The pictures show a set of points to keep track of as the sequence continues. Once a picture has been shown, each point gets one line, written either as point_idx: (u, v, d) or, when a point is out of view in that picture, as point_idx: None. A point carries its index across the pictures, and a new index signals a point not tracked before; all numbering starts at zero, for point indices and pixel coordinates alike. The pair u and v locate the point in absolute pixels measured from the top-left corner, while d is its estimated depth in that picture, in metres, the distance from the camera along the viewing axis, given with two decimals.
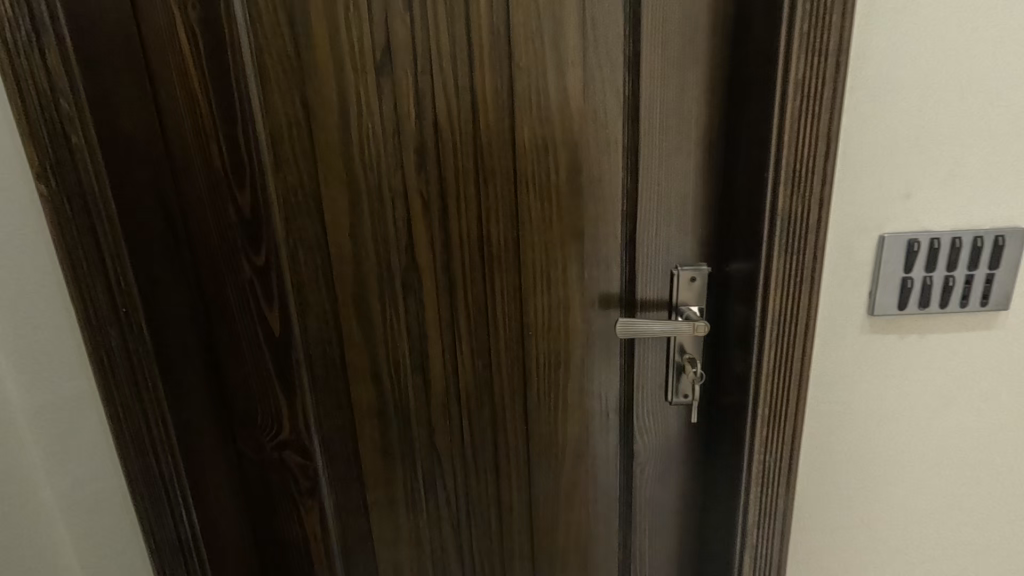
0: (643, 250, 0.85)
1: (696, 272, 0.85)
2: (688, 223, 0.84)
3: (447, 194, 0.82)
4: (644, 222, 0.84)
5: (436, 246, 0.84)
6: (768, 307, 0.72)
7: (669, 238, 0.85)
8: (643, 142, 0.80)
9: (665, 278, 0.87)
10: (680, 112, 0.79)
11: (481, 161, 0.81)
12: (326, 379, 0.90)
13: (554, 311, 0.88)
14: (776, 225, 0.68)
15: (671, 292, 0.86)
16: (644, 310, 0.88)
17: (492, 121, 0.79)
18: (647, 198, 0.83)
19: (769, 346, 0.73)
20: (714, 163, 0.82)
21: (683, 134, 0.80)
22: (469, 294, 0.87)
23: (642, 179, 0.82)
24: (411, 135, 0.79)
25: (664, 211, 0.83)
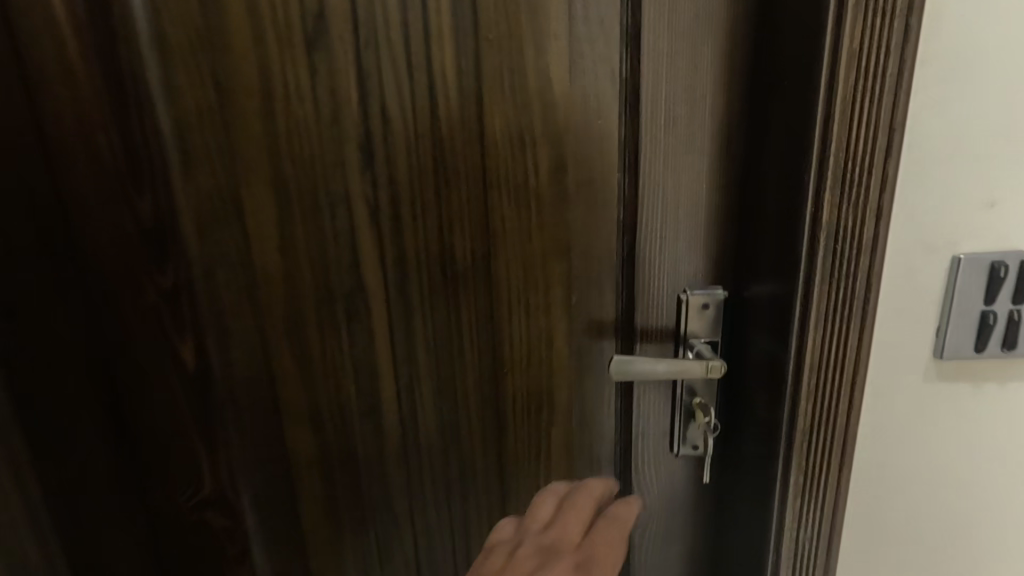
0: (645, 270, 0.69)
1: (711, 298, 0.69)
2: (700, 237, 0.68)
3: (401, 200, 0.66)
4: (646, 236, 0.68)
5: (388, 265, 0.68)
6: (804, 350, 0.56)
7: (676, 255, 0.69)
8: (645, 136, 0.64)
9: (671, 304, 0.70)
10: (690, 99, 0.64)
11: (441, 160, 0.65)
12: (256, 426, 0.74)
13: (534, 343, 0.72)
14: (818, 246, 0.52)
15: (678, 322, 0.70)
16: (646, 343, 0.72)
17: (455, 110, 0.63)
18: (649, 205, 0.67)
19: (805, 399, 0.57)
20: (732, 163, 0.66)
21: (694, 126, 0.64)
22: (430, 323, 0.71)
23: (644, 182, 0.66)
24: (353, 126, 0.63)
25: (671, 223, 0.67)
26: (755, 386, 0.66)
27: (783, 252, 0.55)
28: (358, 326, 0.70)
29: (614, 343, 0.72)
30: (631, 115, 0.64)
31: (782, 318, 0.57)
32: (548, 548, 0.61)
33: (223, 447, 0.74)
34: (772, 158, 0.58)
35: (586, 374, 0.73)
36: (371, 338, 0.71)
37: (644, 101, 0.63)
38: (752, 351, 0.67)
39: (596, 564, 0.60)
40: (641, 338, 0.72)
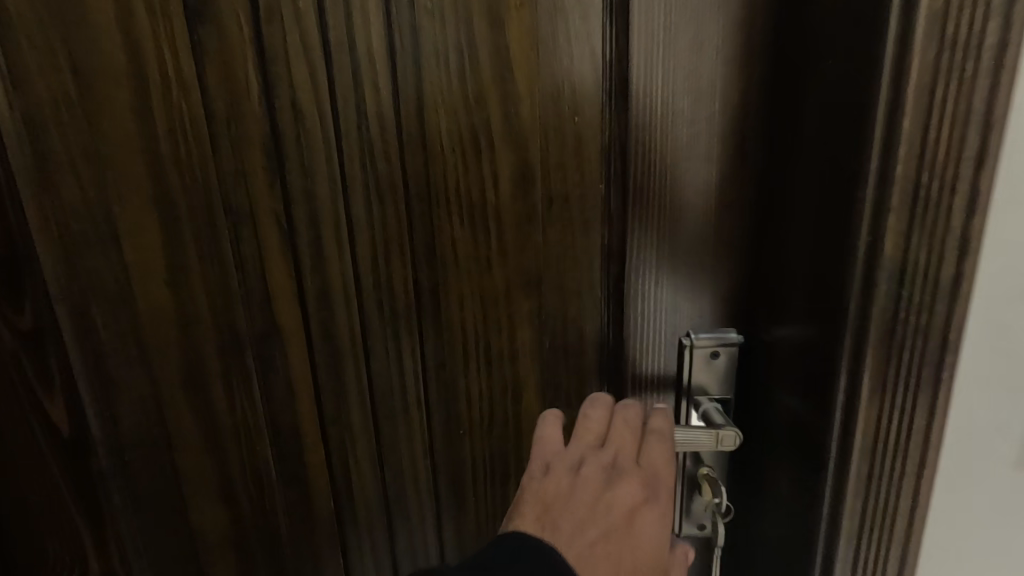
0: (637, 307, 0.54)
1: (721, 345, 0.54)
2: (705, 266, 0.53)
3: (323, 219, 0.51)
4: (636, 265, 0.53)
5: (310, 301, 0.54)
6: (854, 429, 0.41)
7: (675, 289, 0.54)
8: (635, 137, 0.49)
9: (670, 349, 0.56)
10: (696, 89, 0.48)
11: (373, 167, 0.50)
12: (153, 499, 0.59)
13: (497, 398, 0.57)
14: (878, 291, 0.38)
15: (681, 373, 0.55)
16: (640, 396, 0.57)
17: (389, 104, 0.48)
18: (640, 226, 0.52)
19: (852, 490, 0.42)
20: (747, 173, 0.51)
21: (700, 124, 0.49)
22: (367, 372, 0.56)
23: (635, 196, 0.51)
24: (256, 125, 0.49)
25: (668, 249, 0.53)
26: (770, 453, 0.51)
27: (826, 295, 0.41)
28: (275, 376, 0.56)
29: (598, 398, 0.58)
30: (616, 110, 0.49)
31: (821, 383, 0.42)
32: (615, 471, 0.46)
33: (111, 526, 0.59)
34: (805, 168, 0.43)
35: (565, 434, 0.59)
36: (292, 391, 0.56)
37: (633, 89, 0.48)
38: (767, 409, 0.52)
39: (664, 485, 0.47)
40: (633, 390, 0.57)
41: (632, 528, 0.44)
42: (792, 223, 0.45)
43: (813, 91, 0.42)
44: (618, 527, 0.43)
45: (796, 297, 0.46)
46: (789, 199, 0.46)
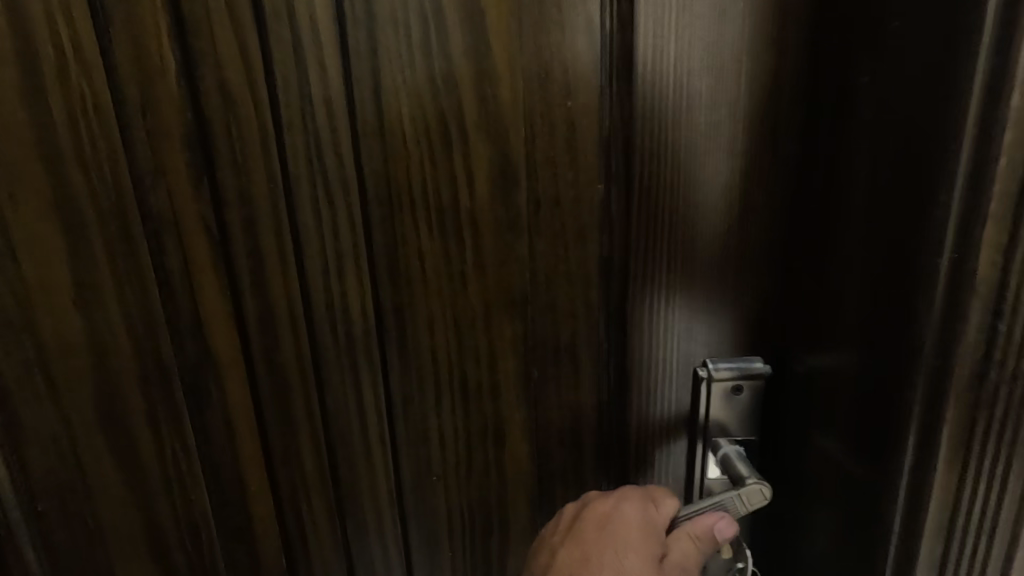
0: (642, 334, 0.45)
1: (746, 378, 0.45)
2: (726, 284, 0.44)
3: (261, 228, 0.42)
4: (643, 283, 0.44)
5: (251, 326, 0.45)
6: (929, 492, 0.33)
7: (690, 312, 0.45)
8: (643, 125, 0.40)
9: (684, 385, 0.47)
10: (716, 65, 0.39)
11: (320, 164, 0.41)
12: (71, 560, 0.50)
13: (477, 439, 0.48)
14: (968, 321, 0.30)
15: (697, 411, 0.46)
16: (645, 439, 0.48)
17: (338, 86, 0.39)
18: (649, 233, 0.43)
19: (922, 561, 0.34)
20: (777, 171, 0.42)
21: (722, 109, 0.40)
22: (321, 410, 0.47)
23: (642, 200, 0.42)
24: (176, 112, 0.40)
25: (681, 264, 0.44)
26: (803, 501, 0.44)
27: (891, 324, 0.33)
28: (212, 414, 0.47)
29: (595, 438, 0.49)
30: (619, 94, 0.40)
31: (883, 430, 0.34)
32: (574, 532, 0.43)
33: None
34: (864, 165, 0.35)
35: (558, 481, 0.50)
36: (232, 432, 0.47)
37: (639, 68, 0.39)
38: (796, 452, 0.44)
39: (626, 511, 0.43)
40: (638, 432, 0.48)
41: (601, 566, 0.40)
42: (843, 232, 0.38)
43: (877, 64, 0.34)
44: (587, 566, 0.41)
45: (845, 322, 0.38)
46: (838, 202, 0.38)
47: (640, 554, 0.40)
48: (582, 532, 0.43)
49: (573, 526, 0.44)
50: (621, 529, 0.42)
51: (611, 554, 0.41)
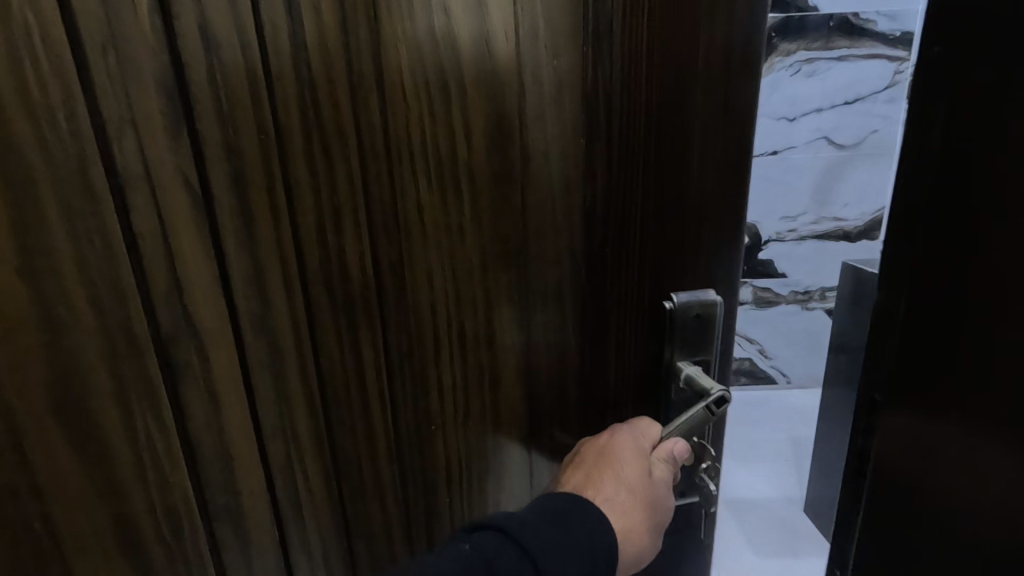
0: (625, 276, 0.51)
1: (702, 307, 0.52)
2: (690, 228, 0.50)
3: (252, 184, 0.39)
4: (619, 229, 0.49)
5: (239, 293, 0.41)
6: None
7: (660, 253, 0.50)
8: (620, 87, 0.45)
9: (653, 318, 0.53)
10: (682, 34, 0.45)
11: (317, 116, 0.39)
12: None
13: (472, 387, 0.51)
14: None
15: (665, 339, 0.53)
16: (619, 371, 0.54)
17: (335, 39, 0.38)
18: (626, 184, 0.48)
19: None
20: (735, 126, 0.48)
21: (689, 72, 0.46)
22: (318, 376, 0.45)
23: (626, 155, 0.47)
24: (146, 50, 0.34)
25: (654, 211, 0.49)
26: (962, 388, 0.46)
27: None
28: (192, 401, 0.41)
29: (577, 376, 0.54)
30: (600, 55, 0.44)
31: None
32: (578, 462, 0.51)
33: None
34: None
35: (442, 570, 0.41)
36: (219, 417, 0.42)
37: (618, 31, 0.44)
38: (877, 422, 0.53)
39: (620, 438, 0.51)
40: (614, 365, 0.54)
41: (602, 479, 0.48)
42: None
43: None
44: (591, 481, 0.49)
45: None
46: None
47: (634, 465, 0.49)
48: (583, 461, 0.51)
49: (576, 459, 0.52)
50: (618, 451, 0.50)
51: (609, 471, 0.49)
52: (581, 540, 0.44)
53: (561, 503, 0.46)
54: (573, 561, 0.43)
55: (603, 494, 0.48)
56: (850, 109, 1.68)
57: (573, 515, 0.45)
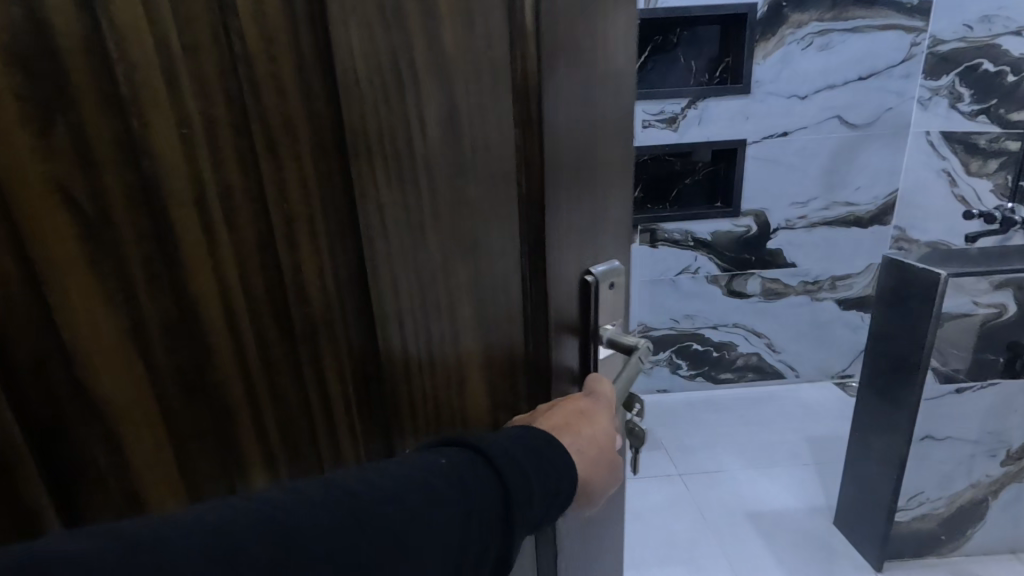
0: (555, 258, 0.50)
1: (614, 275, 0.56)
2: (597, 208, 0.54)
3: (171, 198, 0.33)
4: (553, 214, 0.48)
5: (155, 342, 0.35)
6: None
7: (580, 230, 0.52)
8: (549, 77, 0.44)
9: (579, 295, 0.54)
10: (589, 30, 0.47)
11: (256, 104, 0.34)
12: None
13: (441, 392, 0.48)
14: None
15: (590, 310, 0.55)
16: (562, 348, 0.54)
17: (285, 76, 0.35)
18: (555, 169, 0.47)
19: None
20: (620, 107, 0.53)
21: (592, 65, 0.48)
22: (271, 399, 0.41)
23: (547, 135, 0.45)
24: (1, 49, 0.27)
25: (572, 192, 0.49)
26: None
27: None
28: (84, 474, 0.35)
29: (526, 369, 0.53)
30: (518, 29, 0.42)
31: None
32: (551, 411, 0.51)
33: None
34: None
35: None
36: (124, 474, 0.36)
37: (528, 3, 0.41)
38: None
39: (597, 406, 0.53)
40: (555, 347, 0.53)
41: (576, 428, 0.49)
42: None
43: None
44: (565, 428, 0.49)
45: None
46: None
47: (602, 429, 0.51)
48: (555, 411, 0.51)
49: (549, 410, 0.51)
50: (592, 413, 0.52)
51: (585, 426, 0.50)
52: (546, 473, 0.45)
53: (538, 439, 0.47)
54: (534, 493, 0.44)
55: (574, 437, 0.49)
56: (864, 84, 2.44)
57: (548, 450, 0.46)
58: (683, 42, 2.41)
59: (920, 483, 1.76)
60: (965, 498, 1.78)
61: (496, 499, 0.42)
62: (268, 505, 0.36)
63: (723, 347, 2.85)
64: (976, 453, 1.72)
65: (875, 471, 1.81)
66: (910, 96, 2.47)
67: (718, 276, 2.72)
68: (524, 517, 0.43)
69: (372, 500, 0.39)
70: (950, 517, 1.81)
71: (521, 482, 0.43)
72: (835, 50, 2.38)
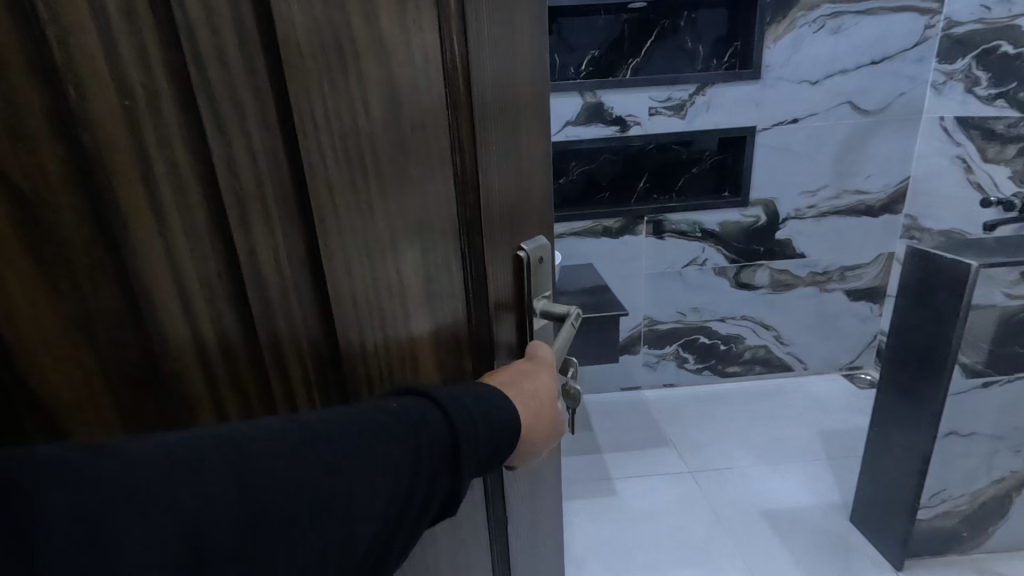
0: (492, 232, 0.57)
1: (541, 250, 0.65)
2: (524, 191, 0.62)
3: (117, 178, 0.32)
4: (488, 196, 0.55)
5: (114, 341, 0.34)
6: None
7: (511, 211, 0.59)
8: (478, 75, 0.50)
9: (513, 270, 0.62)
10: (508, 34, 0.54)
11: (201, 78, 0.34)
12: None
13: (395, 368, 0.51)
14: None
15: (523, 283, 0.63)
16: (500, 317, 0.62)
17: (234, 75, 0.35)
18: (488, 155, 0.54)
19: None
20: (533, 99, 0.61)
21: (512, 64, 0.56)
22: (231, 391, 0.41)
23: (477, 122, 0.51)
24: None
25: (503, 176, 0.57)
26: None
27: None
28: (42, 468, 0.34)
29: (472, 338, 0.59)
30: (445, 20, 0.47)
31: None
32: (497, 372, 0.59)
33: None
34: None
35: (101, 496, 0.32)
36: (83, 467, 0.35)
37: (454, 2, 0.47)
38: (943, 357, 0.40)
39: (540, 363, 0.61)
40: (494, 318, 0.61)
41: (518, 382, 0.58)
42: None
43: None
44: (509, 383, 0.57)
45: None
46: None
47: (544, 383, 0.60)
48: (502, 372, 0.59)
49: (494, 371, 0.59)
50: (533, 370, 0.60)
51: (526, 380, 0.58)
52: (488, 413, 0.51)
53: (480, 389, 0.53)
54: (478, 428, 0.50)
55: (517, 390, 0.57)
56: (876, 69, 2.38)
57: (492, 397, 0.53)
58: (689, 26, 2.37)
59: (945, 479, 1.74)
60: (989, 496, 1.77)
61: (442, 429, 0.48)
62: (223, 441, 0.38)
63: (729, 340, 2.84)
64: (1000, 450, 1.71)
65: (899, 471, 1.80)
66: (924, 81, 2.41)
67: (727, 268, 2.69)
68: (469, 438, 0.49)
69: (324, 430, 0.42)
70: (972, 517, 1.79)
71: (465, 420, 0.49)
72: (848, 34, 2.33)
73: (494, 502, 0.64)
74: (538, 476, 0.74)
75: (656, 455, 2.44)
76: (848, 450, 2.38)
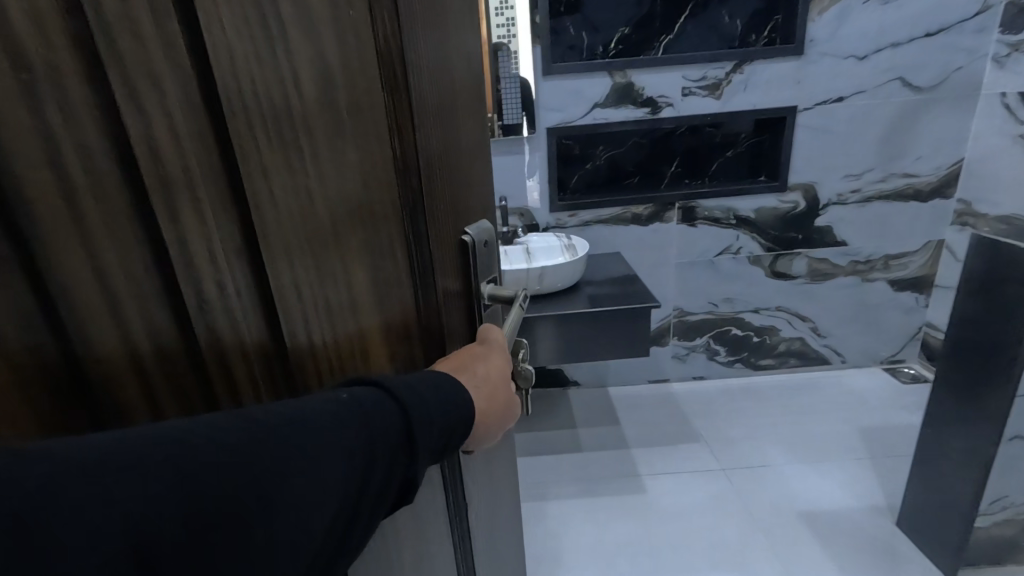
0: (436, 215, 0.57)
1: (484, 234, 0.66)
2: (462, 176, 0.62)
3: (24, 168, 0.30)
4: (429, 179, 0.55)
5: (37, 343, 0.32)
6: None
7: (452, 197, 0.59)
8: (412, 57, 0.50)
9: (458, 256, 0.62)
10: (439, 17, 0.54)
11: (113, 51, 0.32)
12: None
13: (341, 355, 0.50)
14: None
15: (469, 267, 0.63)
16: (447, 304, 0.61)
17: (153, 58, 0.34)
18: (428, 137, 0.54)
19: None
20: (467, 83, 0.61)
21: (445, 46, 0.55)
22: (169, 392, 0.39)
23: (415, 104, 0.51)
24: None
25: (443, 159, 0.57)
26: None
27: None
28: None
29: (419, 323, 0.59)
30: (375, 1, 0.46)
31: None
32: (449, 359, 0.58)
33: None
34: None
35: (37, 496, 0.28)
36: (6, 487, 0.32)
37: None
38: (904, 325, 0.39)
39: (493, 347, 0.61)
40: (441, 304, 0.61)
41: (473, 366, 0.57)
42: None
43: None
44: (462, 367, 0.57)
45: None
46: None
47: (497, 366, 0.59)
48: (455, 357, 0.58)
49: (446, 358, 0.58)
50: (486, 354, 0.60)
51: (478, 365, 0.58)
52: (442, 398, 0.51)
53: (431, 374, 0.53)
54: (433, 415, 0.50)
55: (471, 375, 0.56)
56: (931, 41, 2.18)
57: (444, 382, 0.53)
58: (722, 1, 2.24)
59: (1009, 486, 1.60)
60: None
61: (394, 418, 0.47)
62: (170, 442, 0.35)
63: (763, 332, 2.72)
64: None
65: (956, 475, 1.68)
66: (982, 53, 2.21)
67: (760, 256, 2.56)
68: (423, 426, 0.48)
69: (272, 428, 0.40)
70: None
71: (421, 409, 0.49)
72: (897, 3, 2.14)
73: (456, 491, 0.64)
74: (495, 460, 0.75)
75: (683, 451, 2.38)
76: (887, 449, 2.26)
